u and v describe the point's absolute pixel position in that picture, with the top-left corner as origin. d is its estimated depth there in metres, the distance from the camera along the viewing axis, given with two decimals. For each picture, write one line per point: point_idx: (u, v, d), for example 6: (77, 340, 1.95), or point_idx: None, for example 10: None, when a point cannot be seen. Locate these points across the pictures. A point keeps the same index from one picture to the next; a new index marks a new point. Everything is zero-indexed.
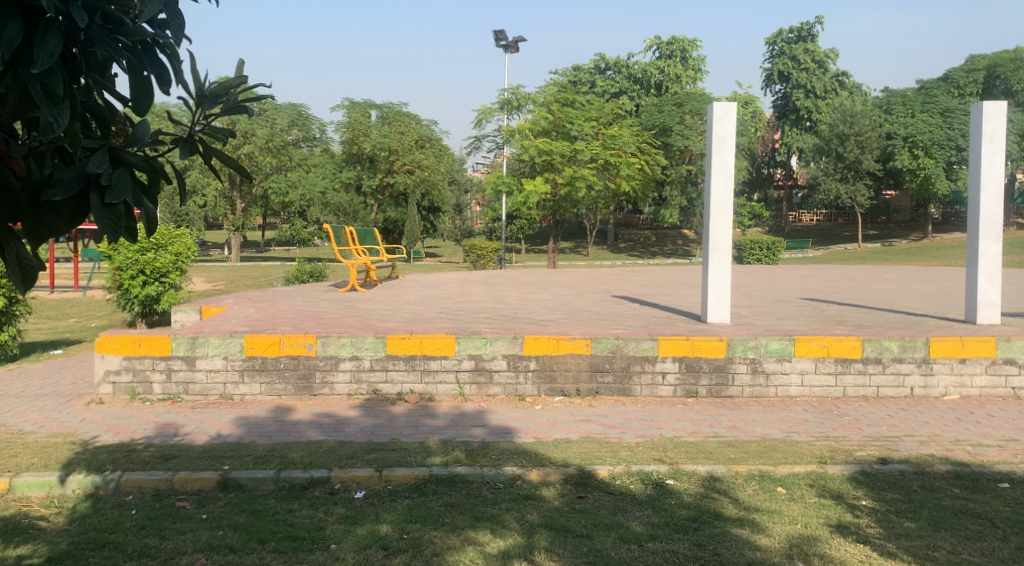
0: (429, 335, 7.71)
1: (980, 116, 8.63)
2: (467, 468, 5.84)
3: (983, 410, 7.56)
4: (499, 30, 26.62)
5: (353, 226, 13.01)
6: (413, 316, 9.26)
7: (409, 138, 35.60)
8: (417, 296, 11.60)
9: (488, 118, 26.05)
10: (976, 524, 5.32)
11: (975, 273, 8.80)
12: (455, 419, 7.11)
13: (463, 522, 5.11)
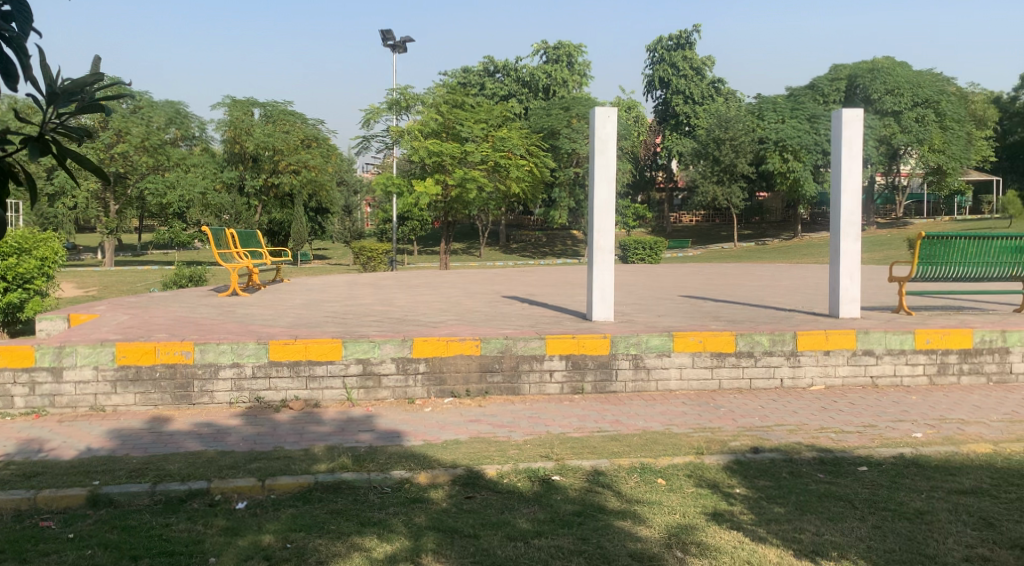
0: (314, 339, 7.71)
1: (841, 122, 9.15)
2: (354, 474, 5.89)
3: (848, 399, 8.03)
4: (385, 29, 26.51)
5: (234, 229, 12.84)
6: (298, 321, 9.25)
7: (295, 137, 35.46)
8: (303, 300, 11.54)
9: (376, 119, 25.95)
10: (839, 507, 5.68)
11: (838, 269, 9.31)
12: (342, 425, 7.15)
13: (349, 529, 5.19)
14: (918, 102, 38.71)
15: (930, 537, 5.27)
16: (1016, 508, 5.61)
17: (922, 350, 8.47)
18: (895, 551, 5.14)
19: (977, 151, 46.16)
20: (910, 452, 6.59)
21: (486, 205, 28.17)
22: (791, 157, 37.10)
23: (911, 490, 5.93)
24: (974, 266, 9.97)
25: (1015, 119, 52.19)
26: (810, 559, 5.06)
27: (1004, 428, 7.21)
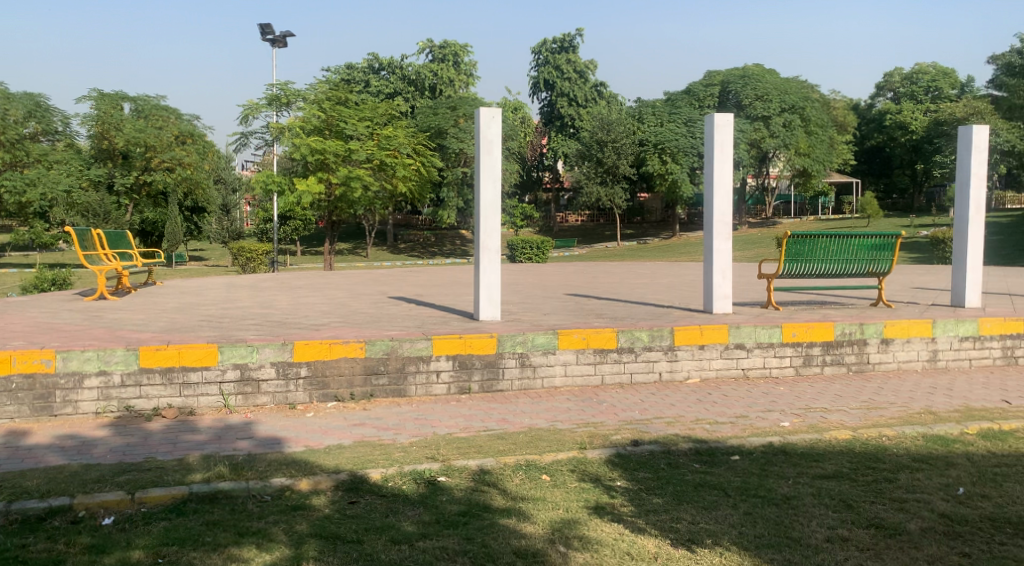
0: (188, 345, 7.54)
1: (713, 127, 9.50)
2: (231, 482, 5.82)
3: (722, 391, 8.37)
4: (264, 23, 26.06)
5: (101, 230, 12.45)
6: (171, 326, 9.04)
7: (168, 133, 34.36)
8: (179, 303, 11.28)
9: (255, 114, 25.53)
10: (713, 496, 5.93)
11: (711, 267, 9.67)
12: (218, 432, 7.04)
13: (227, 539, 5.17)
14: (785, 108, 40.33)
15: (796, 521, 5.56)
16: (873, 490, 5.97)
17: (789, 343, 8.89)
18: (764, 536, 5.40)
19: (839, 154, 48.40)
20: (778, 441, 6.92)
21: (371, 205, 28.02)
22: (669, 159, 38.13)
23: (779, 476, 6.23)
24: (835, 262, 10.50)
25: (871, 125, 54.87)
26: (686, 547, 5.29)
27: (863, 415, 7.65)
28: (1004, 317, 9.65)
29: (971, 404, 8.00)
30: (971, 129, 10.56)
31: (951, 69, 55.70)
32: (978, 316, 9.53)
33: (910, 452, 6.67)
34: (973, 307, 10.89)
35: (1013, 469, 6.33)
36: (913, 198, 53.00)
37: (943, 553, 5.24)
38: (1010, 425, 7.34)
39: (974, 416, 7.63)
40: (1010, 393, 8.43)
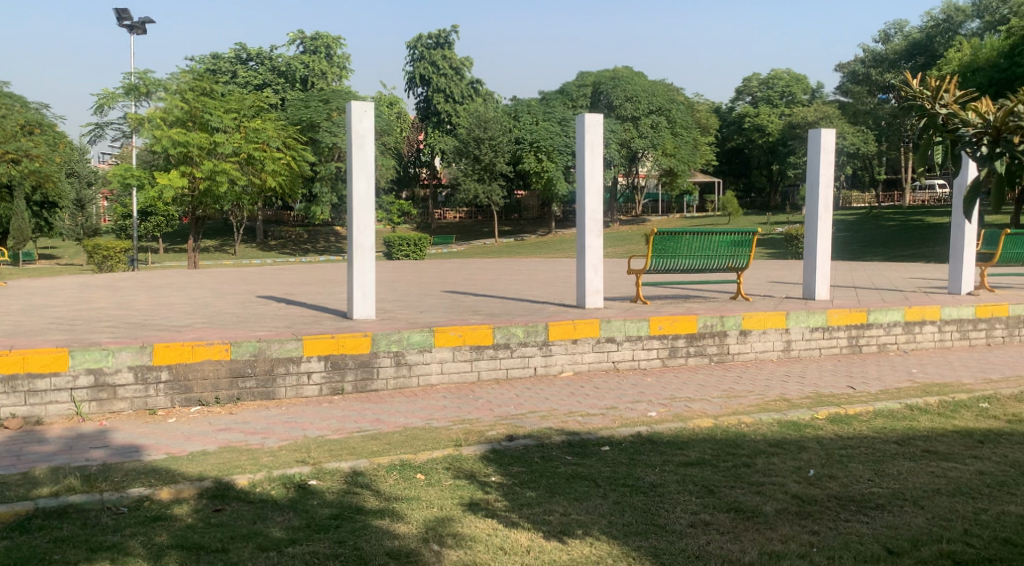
0: (34, 350, 7.21)
1: (583, 127, 9.72)
2: (83, 495, 5.60)
3: (593, 385, 8.60)
4: (121, 9, 25.14)
5: None
6: (18, 330, 8.64)
7: (13, 123, 31.92)
8: (28, 305, 10.78)
9: (111, 104, 24.60)
10: (584, 486, 6.06)
11: (583, 262, 9.87)
12: (70, 443, 6.76)
13: (77, 556, 4.99)
14: (652, 110, 41.85)
15: (661, 508, 5.74)
16: (732, 475, 6.25)
17: (656, 336, 9.27)
18: (632, 524, 5.55)
19: (703, 156, 49.94)
20: (646, 430, 7.14)
21: (240, 202, 27.34)
22: (545, 157, 38.66)
23: (646, 465, 6.43)
24: (699, 258, 10.90)
25: (731, 127, 56.70)
26: (558, 539, 5.38)
27: (724, 404, 8.07)
28: (852, 313, 10.18)
29: (821, 391, 8.55)
30: (817, 133, 11.16)
31: (803, 75, 58.38)
32: (827, 308, 10.21)
33: (766, 438, 7.03)
34: (821, 299, 11.46)
35: (859, 451, 6.76)
36: (770, 197, 55.38)
37: (796, 532, 5.50)
38: (855, 409, 7.89)
39: (824, 402, 8.18)
40: (856, 380, 9.09)
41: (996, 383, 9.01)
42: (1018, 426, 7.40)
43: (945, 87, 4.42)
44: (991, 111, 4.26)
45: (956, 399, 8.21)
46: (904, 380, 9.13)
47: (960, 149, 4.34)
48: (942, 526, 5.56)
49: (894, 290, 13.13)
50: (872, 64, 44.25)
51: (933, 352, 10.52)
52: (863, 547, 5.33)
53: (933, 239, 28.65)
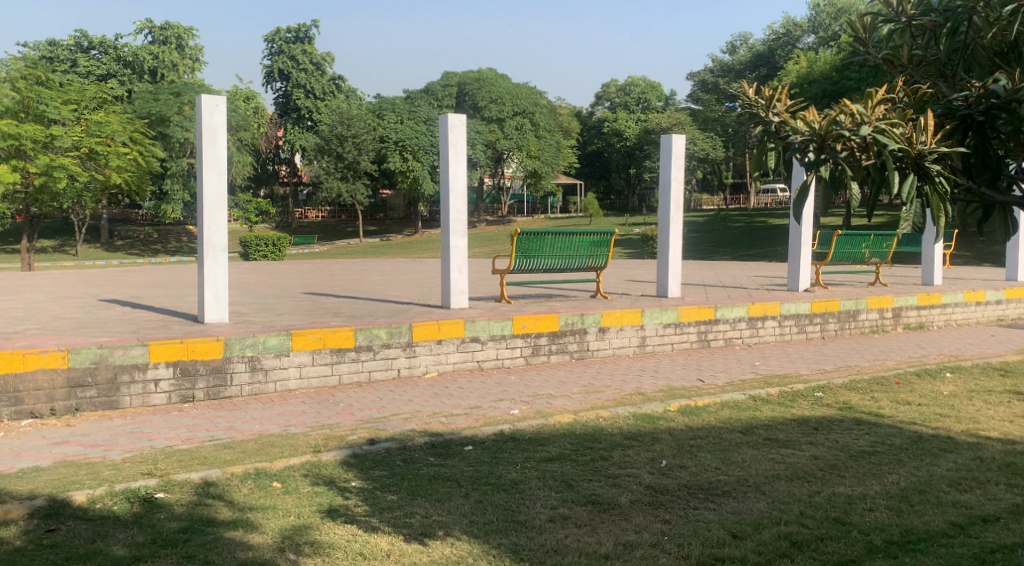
0: None
1: (447, 127, 9.67)
2: None
3: (457, 385, 8.58)
4: None
5: None
6: None
7: None
8: None
9: None
10: (446, 487, 6.02)
11: (449, 263, 9.82)
12: None
13: None
14: (516, 112, 42.49)
15: (522, 505, 5.79)
16: (590, 468, 6.39)
17: (519, 334, 9.35)
18: (492, 522, 5.56)
19: (565, 158, 50.72)
20: (508, 429, 7.20)
21: (84, 198, 26.07)
22: (410, 156, 38.47)
23: (508, 463, 6.48)
24: (561, 258, 11.05)
25: (591, 132, 57.68)
26: (418, 542, 5.32)
27: (584, 399, 8.23)
28: (702, 308, 10.61)
29: (673, 385, 8.84)
30: (669, 137, 11.45)
31: (658, 82, 60.04)
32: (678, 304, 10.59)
33: (622, 431, 7.21)
34: (675, 297, 11.83)
35: (707, 440, 7.03)
36: (628, 199, 56.95)
37: (648, 522, 5.64)
38: (704, 400, 8.18)
39: (675, 395, 8.45)
40: (704, 372, 9.44)
41: (830, 373, 9.51)
42: (849, 413, 7.82)
43: (778, 96, 4.56)
44: (817, 120, 4.38)
45: (793, 388, 8.63)
46: (748, 372, 9.52)
47: (790, 156, 4.44)
48: (781, 509, 5.80)
49: (739, 287, 13.64)
50: (720, 73, 46.09)
51: (775, 346, 11.07)
52: (709, 532, 5.48)
53: (777, 238, 30.00)
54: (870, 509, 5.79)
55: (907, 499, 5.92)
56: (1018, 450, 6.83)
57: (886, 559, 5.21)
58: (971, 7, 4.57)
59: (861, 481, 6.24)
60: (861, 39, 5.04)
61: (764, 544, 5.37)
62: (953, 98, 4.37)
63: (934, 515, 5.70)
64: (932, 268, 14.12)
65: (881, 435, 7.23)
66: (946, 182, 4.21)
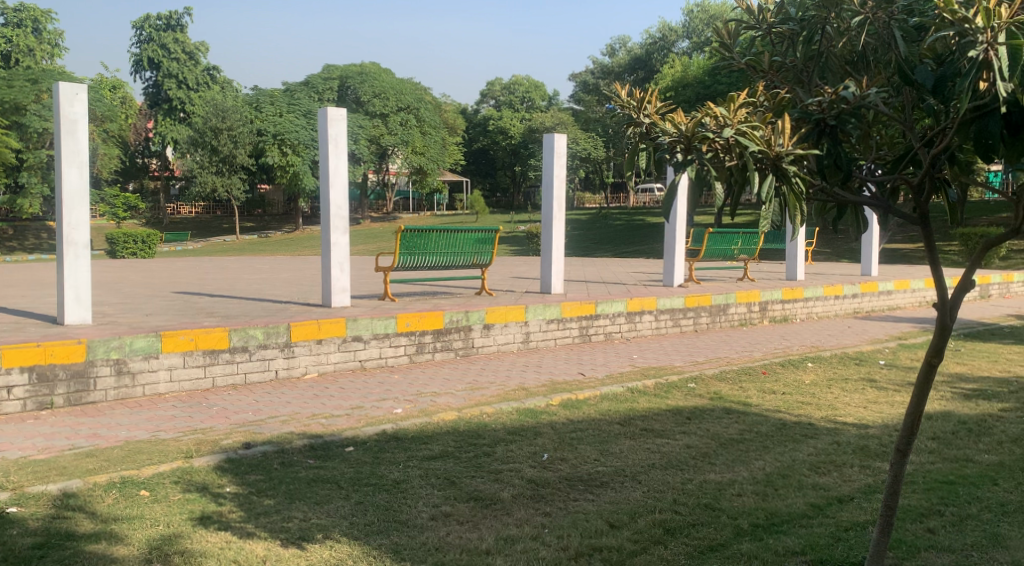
0: None
1: (327, 120, 9.51)
2: None
3: (338, 386, 8.45)
4: None
5: None
6: None
7: None
8: None
9: None
10: (325, 489, 5.92)
11: (330, 261, 9.66)
12: None
13: None
14: (400, 107, 42.34)
15: (403, 504, 5.74)
16: (473, 465, 6.38)
17: (403, 333, 9.27)
18: (373, 522, 5.49)
19: (450, 155, 50.72)
20: (390, 428, 7.13)
21: None
22: (289, 151, 37.70)
23: (391, 462, 6.41)
24: (446, 255, 11.02)
25: (477, 129, 57.79)
26: (296, 546, 5.20)
27: (467, 396, 8.22)
28: (581, 303, 10.76)
29: (555, 379, 8.91)
30: (551, 136, 11.55)
31: (540, 83, 60.80)
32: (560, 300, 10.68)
33: (505, 427, 7.22)
34: (556, 293, 11.96)
35: (586, 433, 7.11)
36: (513, 197, 57.33)
37: (529, 515, 5.66)
38: (585, 394, 8.27)
39: (557, 389, 8.52)
40: (584, 366, 9.55)
41: (703, 364, 9.75)
42: (719, 402, 8.02)
43: (648, 98, 4.64)
44: (684, 122, 4.46)
45: (668, 380, 8.81)
46: (625, 365, 9.68)
47: (659, 156, 4.53)
48: (655, 497, 5.90)
49: (617, 283, 13.83)
50: (601, 75, 46.87)
51: (652, 339, 11.28)
52: (588, 523, 5.53)
53: (655, 236, 30.66)
54: (737, 495, 5.95)
55: (772, 483, 6.11)
56: (872, 433, 7.12)
57: (752, 541, 5.35)
58: (824, 17, 4.67)
59: (730, 467, 6.41)
60: (723, 46, 5.00)
61: (640, 532, 5.44)
62: (808, 103, 4.45)
63: (795, 498, 5.89)
64: (795, 264, 14.67)
65: (749, 423, 7.44)
66: (801, 181, 4.34)
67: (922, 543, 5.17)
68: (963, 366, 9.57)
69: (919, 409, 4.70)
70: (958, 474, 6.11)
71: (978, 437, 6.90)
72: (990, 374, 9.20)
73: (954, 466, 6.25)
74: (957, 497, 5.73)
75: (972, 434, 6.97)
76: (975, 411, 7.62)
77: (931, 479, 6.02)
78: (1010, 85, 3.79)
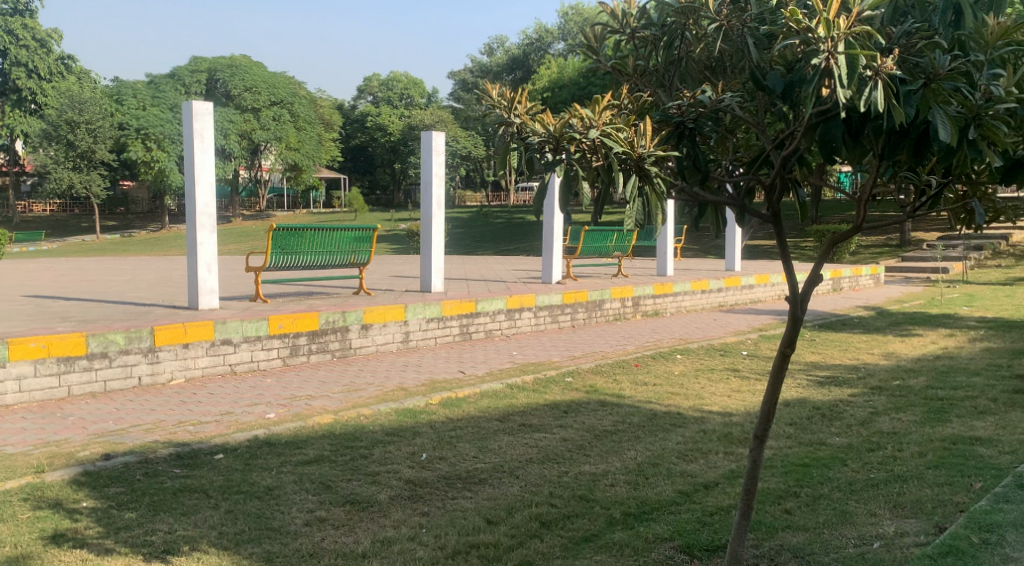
0: None
1: (191, 115, 9.18)
2: None
3: (206, 391, 8.16)
4: None
5: None
6: None
7: None
8: None
9: None
10: (193, 499, 5.68)
11: (196, 263, 9.34)
12: None
13: None
14: (273, 102, 41.55)
15: (277, 511, 5.55)
16: (350, 468, 6.22)
17: (275, 335, 9.02)
18: (244, 531, 5.30)
19: (326, 152, 49.98)
20: (262, 434, 6.91)
21: None
22: (154, 145, 36.83)
23: (263, 469, 6.20)
24: (321, 254, 10.77)
25: (354, 125, 57.09)
26: (161, 560, 4.97)
27: (344, 398, 8.05)
28: (459, 302, 10.69)
29: (435, 378, 8.82)
30: (429, 134, 11.43)
31: (419, 80, 60.55)
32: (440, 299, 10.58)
33: (383, 428, 7.09)
34: (433, 292, 11.84)
35: (465, 430, 7.03)
36: (393, 195, 56.93)
37: (407, 516, 5.55)
38: (463, 392, 8.19)
39: (436, 387, 8.42)
40: (465, 364, 9.47)
41: (579, 358, 9.81)
42: (594, 395, 8.07)
43: (519, 98, 4.57)
44: (553, 123, 4.41)
45: (546, 375, 8.83)
46: (505, 361, 9.66)
47: (528, 156, 4.48)
48: (532, 491, 5.87)
49: (496, 280, 13.81)
50: (480, 73, 47.04)
51: (530, 336, 11.29)
52: (466, 520, 5.46)
53: (532, 234, 30.85)
54: (611, 485, 5.97)
55: (643, 472, 6.16)
56: (735, 420, 7.27)
57: (624, 530, 5.37)
58: (683, 22, 4.63)
59: (604, 458, 6.44)
60: (592, 49, 4.98)
61: (517, 526, 5.40)
62: (668, 105, 4.47)
63: (664, 486, 5.94)
64: (666, 260, 14.95)
65: (622, 414, 7.50)
66: (663, 182, 4.39)
67: (779, 524, 5.28)
68: (817, 354, 9.92)
69: (774, 397, 4.81)
70: (813, 456, 6.29)
71: (831, 421, 7.13)
72: (841, 361, 9.57)
73: (809, 450, 6.43)
74: (812, 478, 5.89)
75: (824, 418, 7.20)
76: (828, 397, 7.89)
77: (788, 463, 6.17)
78: (848, 93, 3.87)
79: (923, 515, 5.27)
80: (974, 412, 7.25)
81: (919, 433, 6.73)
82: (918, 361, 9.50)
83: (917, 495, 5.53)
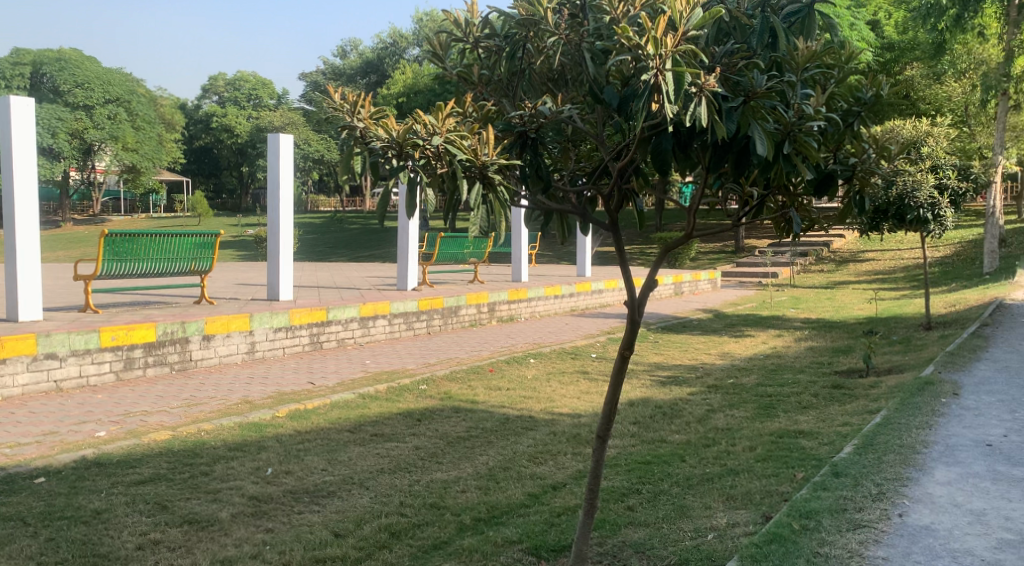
0: None
1: (8, 110, 8.54)
2: None
3: (27, 409, 7.54)
4: None
5: None
6: None
7: None
8: None
9: None
10: (8, 528, 5.17)
11: (16, 269, 8.65)
12: None
13: None
14: (108, 99, 39.68)
15: (104, 536, 5.11)
16: (189, 486, 5.81)
17: (107, 348, 8.44)
18: (66, 560, 4.85)
19: (168, 153, 47.89)
20: (90, 453, 6.40)
21: None
22: None
23: (90, 491, 5.71)
24: (157, 261, 10.15)
25: (199, 126, 55.03)
26: None
27: (182, 413, 7.56)
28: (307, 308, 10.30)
29: (282, 389, 8.42)
30: (278, 137, 10.93)
31: (268, 80, 58.90)
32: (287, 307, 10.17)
33: (225, 443, 6.68)
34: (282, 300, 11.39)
35: (314, 443, 6.69)
36: (241, 199, 55.19)
37: (249, 533, 5.21)
38: (313, 403, 7.83)
39: (283, 399, 8.03)
40: (315, 375, 9.09)
41: (434, 365, 9.58)
42: (448, 402, 7.85)
43: (363, 102, 4.29)
44: (396, 127, 4.18)
45: (400, 383, 8.55)
46: (357, 370, 9.33)
47: (373, 162, 4.22)
48: (382, 502, 5.60)
49: (350, 288, 13.43)
50: (330, 76, 46.31)
51: (384, 344, 10.98)
52: (312, 534, 5.15)
53: (383, 241, 30.33)
54: (462, 491, 5.77)
55: (494, 477, 5.98)
56: (584, 422, 7.20)
57: (473, 535, 5.17)
58: (524, 35, 4.52)
59: (456, 465, 6.23)
60: (438, 56, 4.76)
61: (365, 538, 5.13)
62: (510, 114, 4.30)
63: (514, 489, 5.78)
64: (521, 266, 14.88)
65: (475, 419, 7.31)
66: (506, 190, 4.23)
67: (622, 521, 5.19)
68: (659, 355, 10.00)
69: (616, 398, 4.71)
70: (654, 453, 6.25)
71: (670, 419, 7.13)
72: (681, 362, 9.67)
73: (651, 447, 6.40)
74: (654, 475, 5.84)
75: (665, 417, 7.20)
76: (669, 396, 7.92)
77: (631, 461, 6.11)
78: (675, 108, 3.80)
79: (752, 506, 5.28)
80: (800, 407, 7.41)
81: (750, 428, 6.80)
82: (751, 360, 9.70)
83: (748, 487, 5.55)
